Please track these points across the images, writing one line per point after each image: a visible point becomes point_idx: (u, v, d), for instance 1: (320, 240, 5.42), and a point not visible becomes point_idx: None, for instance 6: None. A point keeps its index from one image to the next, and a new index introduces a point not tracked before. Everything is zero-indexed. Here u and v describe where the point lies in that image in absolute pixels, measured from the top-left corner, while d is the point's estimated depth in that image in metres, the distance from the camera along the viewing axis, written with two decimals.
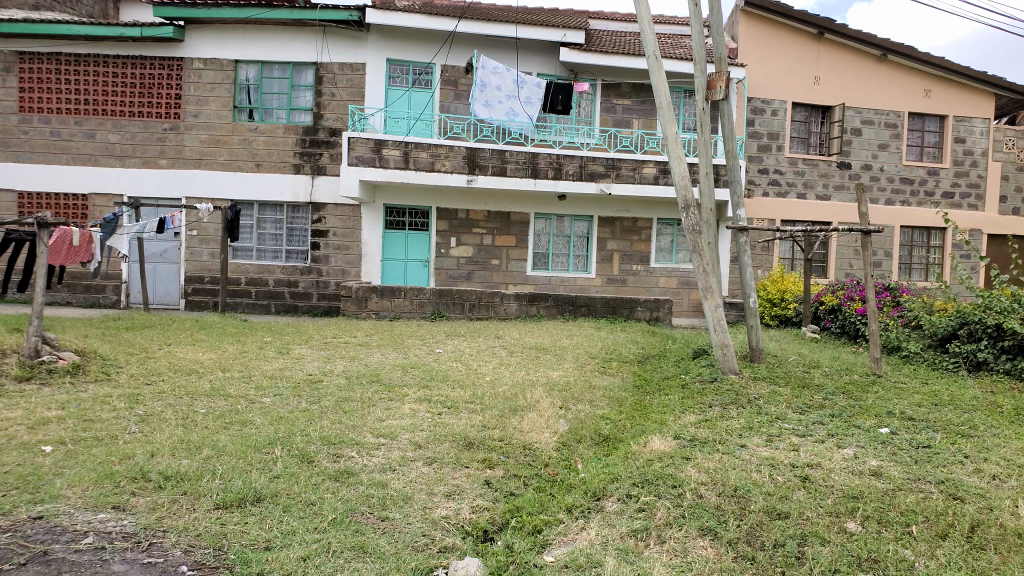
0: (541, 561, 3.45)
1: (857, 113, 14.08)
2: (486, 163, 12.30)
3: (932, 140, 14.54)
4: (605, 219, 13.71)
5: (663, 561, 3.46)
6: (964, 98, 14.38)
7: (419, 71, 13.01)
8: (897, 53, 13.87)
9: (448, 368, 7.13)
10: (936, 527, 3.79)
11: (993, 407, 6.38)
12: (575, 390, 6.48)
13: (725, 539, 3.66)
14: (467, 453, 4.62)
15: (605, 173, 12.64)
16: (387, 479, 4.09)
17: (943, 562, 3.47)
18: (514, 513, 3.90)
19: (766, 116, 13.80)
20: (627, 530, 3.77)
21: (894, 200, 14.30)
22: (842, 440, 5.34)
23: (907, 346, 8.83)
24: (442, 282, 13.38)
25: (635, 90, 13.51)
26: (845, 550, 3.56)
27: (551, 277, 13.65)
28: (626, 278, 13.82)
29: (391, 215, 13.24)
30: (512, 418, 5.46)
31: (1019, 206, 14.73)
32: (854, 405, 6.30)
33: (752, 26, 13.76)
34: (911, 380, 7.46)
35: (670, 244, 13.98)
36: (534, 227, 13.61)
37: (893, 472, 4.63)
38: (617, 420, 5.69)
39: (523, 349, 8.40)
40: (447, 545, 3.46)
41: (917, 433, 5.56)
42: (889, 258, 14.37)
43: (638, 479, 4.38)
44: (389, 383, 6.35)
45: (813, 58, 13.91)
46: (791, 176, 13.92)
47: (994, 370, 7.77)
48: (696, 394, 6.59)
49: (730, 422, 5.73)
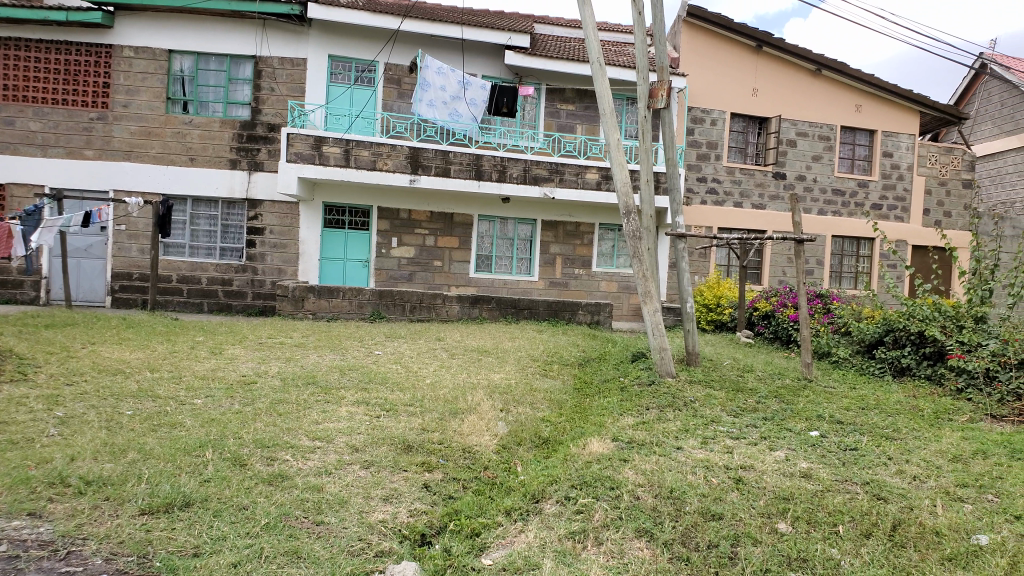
0: (478, 565, 3.43)
1: (792, 125, 14.45)
2: (429, 163, 12.21)
3: (863, 153, 15.03)
4: (548, 222, 13.77)
5: (599, 563, 3.48)
6: (892, 115, 14.91)
7: (361, 69, 12.89)
8: (830, 69, 14.30)
9: (388, 370, 7.06)
10: (861, 526, 3.90)
11: (915, 411, 6.62)
12: (516, 393, 6.49)
13: (661, 540, 3.70)
14: (406, 456, 4.57)
15: (549, 177, 12.70)
16: (323, 483, 4.01)
17: (866, 560, 3.56)
18: (451, 516, 3.87)
19: (705, 125, 14.06)
20: (565, 532, 3.78)
21: (826, 210, 14.74)
22: (774, 442, 5.46)
23: (837, 351, 9.14)
24: (383, 283, 13.24)
25: (579, 95, 13.62)
26: (776, 550, 3.63)
27: (494, 279, 13.65)
28: (568, 282, 13.91)
29: (331, 213, 13.06)
30: (452, 421, 5.43)
31: (942, 218, 15.34)
32: (786, 409, 6.47)
33: (693, 37, 14.01)
34: (839, 385, 7.69)
35: (612, 249, 14.12)
36: (477, 229, 13.59)
37: (821, 474, 4.76)
38: (557, 422, 5.71)
39: (465, 352, 8.37)
40: (383, 549, 3.42)
41: (845, 436, 5.73)
42: (820, 266, 14.80)
43: (577, 481, 4.40)
44: (327, 385, 6.24)
45: (751, 70, 14.23)
46: (728, 185, 14.21)
47: (916, 375, 8.06)
48: (635, 396, 6.67)
49: (667, 424, 5.81)
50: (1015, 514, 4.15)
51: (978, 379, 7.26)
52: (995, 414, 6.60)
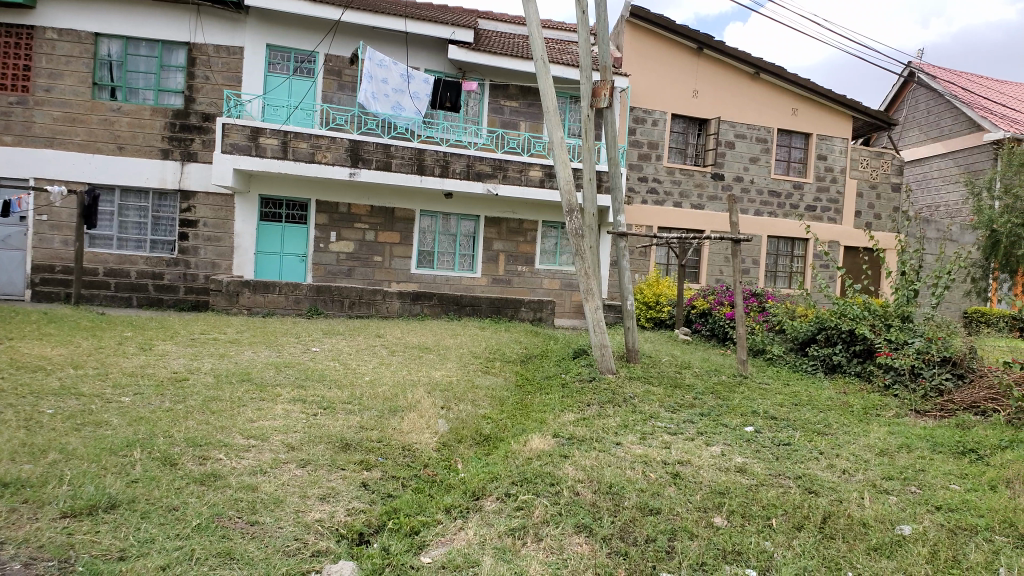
0: (417, 563, 3.40)
1: (731, 127, 14.74)
2: (370, 156, 12.02)
3: (798, 156, 15.43)
4: (490, 219, 13.75)
5: (539, 559, 3.48)
6: (827, 118, 15.33)
7: (300, 59, 12.66)
8: (768, 72, 14.63)
9: (325, 368, 6.94)
10: (793, 519, 4.00)
11: (845, 407, 6.83)
12: (457, 390, 6.45)
13: (600, 535, 3.73)
14: (343, 454, 4.50)
15: (492, 173, 12.69)
16: (257, 482, 3.92)
17: (798, 552, 3.65)
18: (391, 515, 3.82)
19: (646, 125, 14.23)
20: (505, 529, 3.77)
21: (762, 211, 15.08)
22: (710, 438, 5.56)
23: (771, 349, 9.38)
24: (321, 278, 13.02)
25: (522, 92, 13.64)
26: (711, 543, 3.69)
27: (436, 276, 13.57)
28: (510, 279, 13.93)
29: (267, 206, 12.80)
30: (392, 419, 5.37)
31: (872, 220, 15.86)
32: (722, 405, 6.59)
33: (636, 38, 14.15)
34: (773, 382, 7.87)
35: (554, 247, 14.19)
36: (419, 224, 13.49)
37: (755, 469, 4.86)
38: (498, 420, 5.69)
39: (405, 349, 8.29)
40: (320, 548, 3.36)
41: (778, 432, 5.87)
42: (756, 265, 15.15)
43: (517, 478, 4.40)
44: (261, 383, 6.10)
45: (692, 72, 14.45)
46: (669, 185, 14.41)
47: (847, 372, 8.32)
48: (576, 393, 6.71)
49: (607, 421, 5.85)
50: (936, 505, 4.31)
51: (904, 375, 7.52)
52: (918, 409, 6.86)
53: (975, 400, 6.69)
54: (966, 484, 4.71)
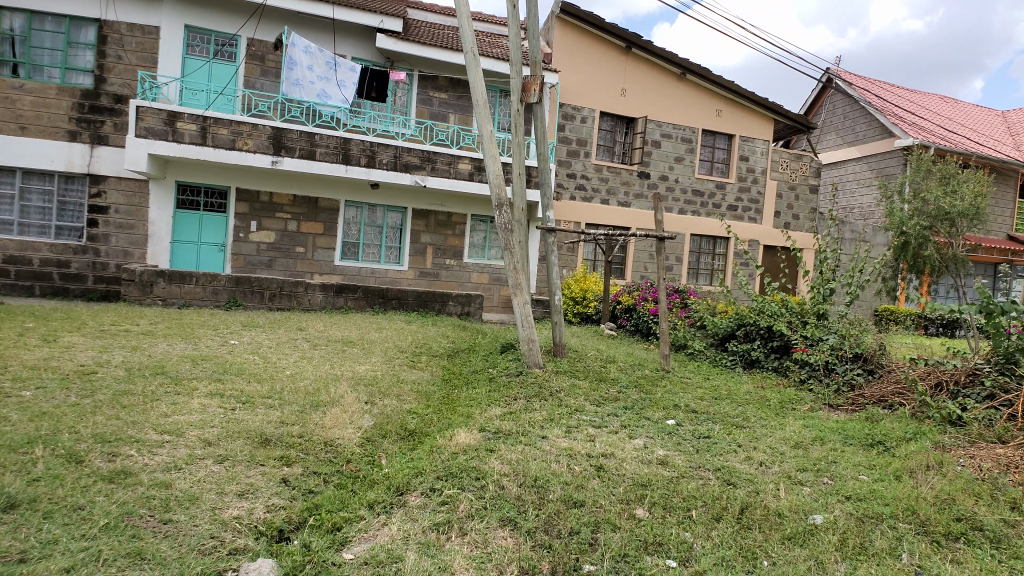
0: (339, 559, 3.35)
1: (657, 126, 14.99)
2: (293, 144, 11.75)
3: (721, 156, 15.81)
4: (418, 211, 13.64)
5: (464, 553, 3.48)
6: (749, 120, 15.75)
7: (222, 42, 12.30)
8: (694, 73, 14.94)
9: (244, 361, 6.75)
10: (712, 510, 4.10)
11: (762, 401, 7.04)
12: (382, 385, 6.38)
13: (524, 529, 3.74)
14: (263, 450, 4.39)
15: (420, 165, 12.58)
16: (171, 480, 3.78)
17: (716, 542, 3.75)
18: (312, 511, 3.75)
19: (575, 122, 14.32)
20: (429, 524, 3.75)
21: (686, 209, 15.41)
22: (634, 431, 5.65)
23: (692, 344, 9.60)
24: (240, 268, 12.68)
25: (451, 84, 13.56)
26: (634, 535, 3.75)
27: (361, 268, 13.38)
28: (438, 273, 13.86)
29: (184, 193, 12.40)
30: (314, 414, 5.26)
31: (791, 220, 16.40)
32: (645, 398, 6.71)
33: (567, 34, 14.22)
34: (694, 376, 8.04)
35: (483, 241, 14.18)
36: (344, 215, 13.27)
37: (677, 461, 4.95)
38: (424, 414, 5.65)
39: (328, 343, 8.13)
40: (238, 546, 3.27)
41: (698, 425, 6.02)
42: (679, 262, 15.48)
43: (442, 472, 4.38)
44: (177, 377, 5.89)
45: (621, 70, 14.63)
46: (596, 182, 14.55)
47: (764, 367, 8.58)
48: (503, 387, 6.71)
49: (533, 415, 5.88)
50: (846, 494, 4.49)
51: (818, 370, 7.82)
52: (831, 404, 7.13)
53: (883, 394, 6.99)
54: (873, 474, 4.92)
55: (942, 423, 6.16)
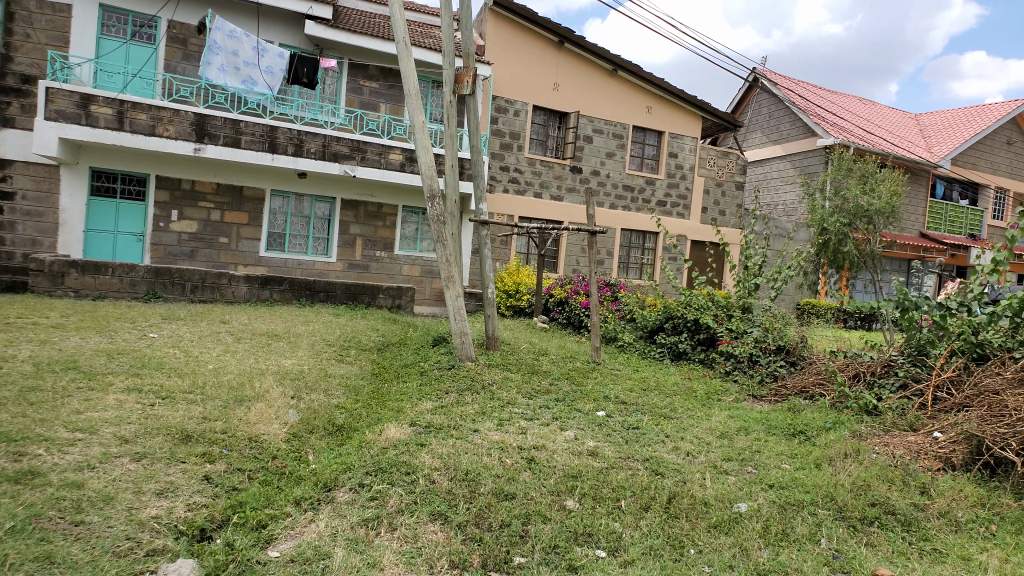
0: (264, 557, 3.28)
1: (589, 122, 15.10)
2: (217, 132, 11.41)
3: (651, 153, 16.04)
4: (347, 202, 13.43)
5: (393, 548, 3.44)
6: (678, 117, 16.04)
7: (140, 23, 11.85)
8: (625, 69, 15.11)
9: (164, 356, 6.53)
10: (641, 500, 4.15)
11: (689, 392, 7.17)
12: (310, 379, 6.25)
13: (455, 522, 3.72)
14: (184, 447, 4.25)
15: (349, 155, 12.38)
16: (83, 479, 3.62)
17: (644, 532, 3.80)
18: (236, 509, 3.65)
19: (508, 115, 14.28)
20: (358, 519, 3.69)
21: (617, 204, 15.60)
22: (565, 423, 5.68)
23: (622, 336, 9.73)
24: (160, 259, 12.26)
25: (383, 73, 13.37)
26: (564, 526, 3.77)
27: (288, 259, 13.09)
28: (367, 265, 13.68)
29: (98, 179, 11.91)
30: (238, 410, 5.12)
31: (718, 216, 16.79)
32: (576, 390, 6.76)
33: (500, 27, 14.14)
34: (623, 368, 8.15)
35: (414, 233, 14.06)
36: (270, 205, 12.95)
37: (606, 452, 5.01)
38: (353, 409, 5.56)
39: (252, 337, 7.93)
40: (156, 547, 3.17)
41: (628, 416, 6.10)
42: (610, 257, 15.67)
43: (371, 468, 4.32)
44: (90, 372, 5.65)
45: (553, 64, 14.67)
46: (529, 176, 14.57)
47: (691, 359, 8.77)
48: (434, 381, 6.67)
49: (464, 408, 5.86)
50: (769, 483, 4.61)
51: (743, 362, 8.04)
52: (755, 394, 7.35)
53: (804, 385, 7.22)
54: (795, 463, 5.07)
55: (859, 412, 6.40)
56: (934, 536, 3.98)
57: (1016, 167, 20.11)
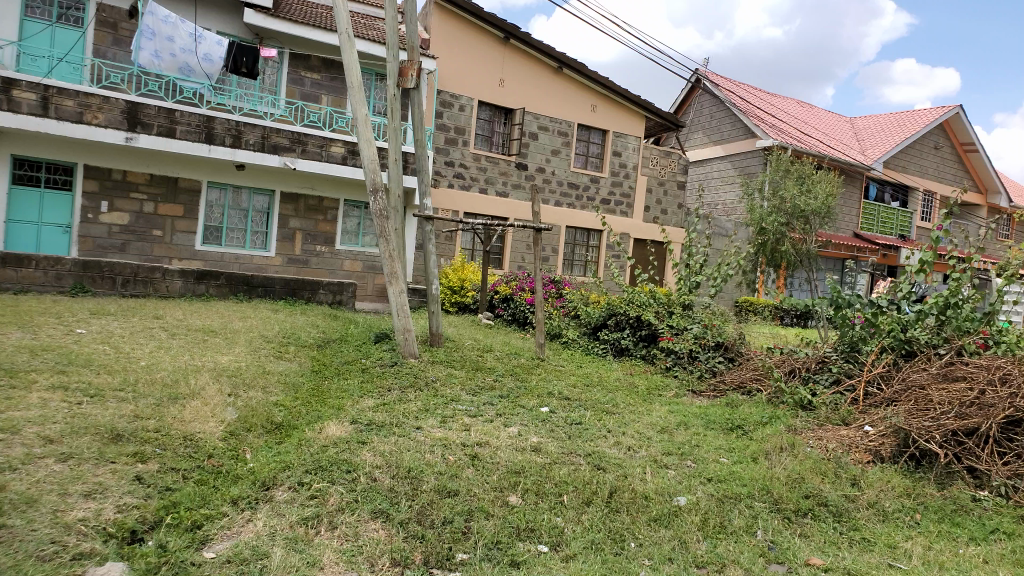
0: (199, 559, 3.18)
1: (534, 118, 15.12)
2: (150, 121, 11.08)
3: (596, 151, 16.17)
4: (287, 195, 13.18)
5: (333, 547, 3.39)
6: (622, 117, 16.22)
7: (67, 5, 11.43)
8: (570, 68, 15.18)
9: (93, 352, 6.29)
10: (582, 495, 4.17)
11: (631, 387, 7.25)
12: (247, 376, 6.12)
13: (396, 520, 3.68)
14: (113, 446, 4.10)
15: (290, 147, 12.16)
16: (4, 481, 3.47)
17: (586, 526, 3.82)
18: (169, 509, 3.54)
19: (454, 110, 14.18)
20: (297, 518, 3.62)
21: (562, 201, 15.67)
22: (508, 419, 5.69)
23: (567, 333, 9.77)
24: (89, 251, 11.85)
25: (324, 65, 13.16)
26: (506, 522, 3.77)
27: (224, 253, 12.80)
28: (308, 259, 13.46)
29: (21, 167, 11.45)
30: (171, 407, 4.97)
31: (660, 215, 17.03)
32: (520, 386, 6.77)
33: (445, 21, 14.03)
34: (567, 364, 8.19)
35: (356, 227, 13.89)
36: (206, 197, 12.64)
37: (549, 447, 5.03)
38: (292, 407, 5.46)
39: (187, 332, 7.72)
40: (84, 551, 3.06)
41: (571, 411, 6.13)
42: (555, 253, 15.73)
43: (311, 466, 4.25)
44: (12, 369, 5.41)
45: (499, 60, 14.64)
46: (474, 171, 14.50)
47: (633, 355, 8.87)
48: (376, 377, 6.60)
49: (407, 405, 5.81)
50: (708, 476, 4.69)
51: (683, 358, 8.17)
52: (695, 389, 7.48)
53: (742, 380, 7.37)
54: (732, 457, 5.16)
55: (794, 407, 6.55)
56: (864, 526, 4.10)
57: (943, 171, 20.90)
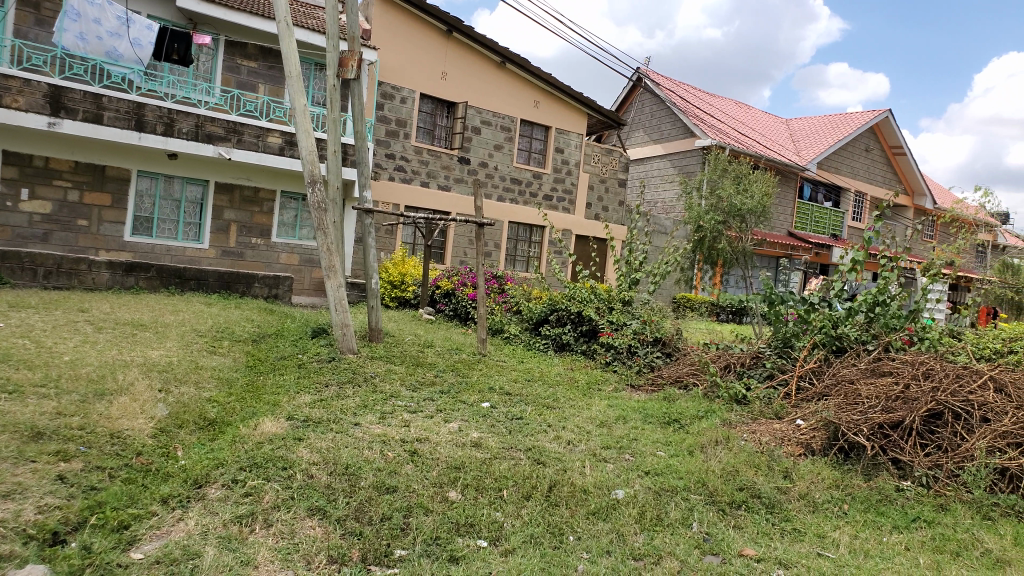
0: (125, 560, 3.08)
1: (477, 113, 15.07)
2: (75, 106, 10.67)
3: (538, 147, 16.22)
4: (221, 186, 12.86)
5: (268, 545, 3.32)
6: (565, 114, 16.31)
7: None
8: (513, 63, 15.18)
9: (12, 346, 6.02)
10: (523, 490, 4.18)
11: (571, 382, 7.31)
12: (178, 371, 5.95)
13: (334, 517, 3.62)
14: (33, 445, 3.93)
15: (225, 136, 11.86)
16: None
17: (525, 520, 3.83)
18: (94, 509, 3.41)
19: (395, 102, 13.99)
20: (231, 516, 3.54)
21: (504, 197, 15.68)
22: (449, 415, 5.66)
23: (508, 328, 9.78)
24: (8, 241, 11.36)
25: (262, 53, 12.87)
26: (446, 518, 3.75)
27: (155, 244, 12.42)
28: (243, 252, 13.16)
29: None
30: (98, 404, 4.80)
31: (601, 212, 17.22)
32: (461, 382, 6.76)
33: (387, 12, 13.85)
34: (509, 360, 8.19)
35: (294, 220, 13.65)
36: (136, 187, 12.24)
37: (490, 442, 5.02)
38: (226, 403, 5.34)
39: (115, 326, 7.46)
40: (2, 554, 2.93)
41: (512, 407, 6.13)
42: (497, 249, 15.73)
43: (246, 463, 4.15)
44: None
45: (441, 53, 14.54)
46: (416, 165, 14.37)
47: (574, 351, 8.93)
48: (313, 373, 6.50)
49: (345, 402, 5.72)
50: (645, 470, 4.75)
51: (622, 353, 8.26)
52: (633, 384, 7.59)
53: (679, 375, 7.49)
54: (669, 450, 5.24)
55: (729, 401, 6.68)
56: (795, 516, 4.20)
57: (873, 173, 21.61)
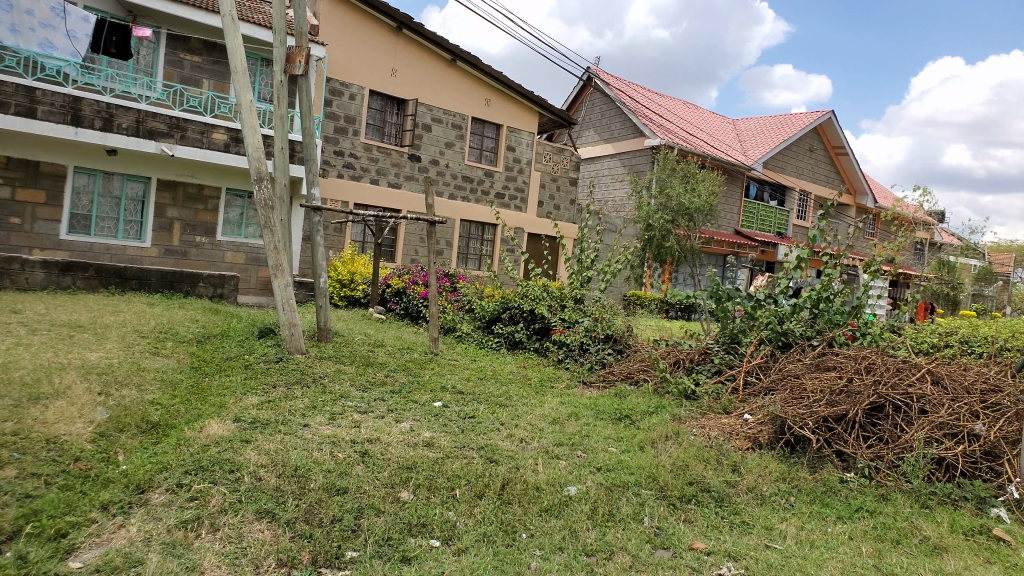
0: (63, 569, 2.97)
1: (427, 110, 14.96)
2: (6, 99, 10.29)
3: (490, 145, 16.19)
4: (164, 183, 12.54)
5: (214, 550, 3.24)
6: (515, 112, 16.33)
7: None
8: (464, 60, 15.13)
9: None
10: (475, 489, 4.16)
11: (523, 380, 7.32)
12: (119, 373, 5.78)
13: (283, 520, 3.55)
14: None
15: (167, 132, 11.58)
16: None
17: (479, 519, 3.81)
18: (29, 517, 3.28)
19: (344, 99, 13.80)
20: (175, 522, 3.44)
21: (456, 195, 15.63)
22: (400, 414, 5.61)
23: (461, 327, 9.75)
24: None
25: (206, 48, 12.58)
26: (398, 518, 3.71)
27: (94, 243, 12.07)
28: (187, 251, 12.86)
29: None
30: (33, 409, 4.63)
31: (553, 210, 17.32)
32: (413, 381, 6.71)
33: (335, 8, 13.66)
34: (461, 358, 8.15)
35: (239, 218, 13.39)
36: (73, 183, 11.87)
37: (442, 442, 4.99)
38: (169, 405, 5.21)
39: (51, 328, 7.22)
40: None
41: (464, 405, 6.11)
42: (449, 247, 15.66)
43: (191, 466, 4.05)
44: None
45: (391, 50, 14.41)
46: (366, 162, 14.20)
47: (526, 349, 8.94)
48: (259, 374, 6.37)
49: (293, 402, 5.63)
50: (597, 465, 4.78)
51: (574, 350, 8.29)
52: (585, 381, 7.62)
53: (630, 371, 7.56)
54: (621, 446, 5.28)
55: (678, 397, 6.75)
56: (743, 509, 4.26)
57: (816, 173, 22.11)
